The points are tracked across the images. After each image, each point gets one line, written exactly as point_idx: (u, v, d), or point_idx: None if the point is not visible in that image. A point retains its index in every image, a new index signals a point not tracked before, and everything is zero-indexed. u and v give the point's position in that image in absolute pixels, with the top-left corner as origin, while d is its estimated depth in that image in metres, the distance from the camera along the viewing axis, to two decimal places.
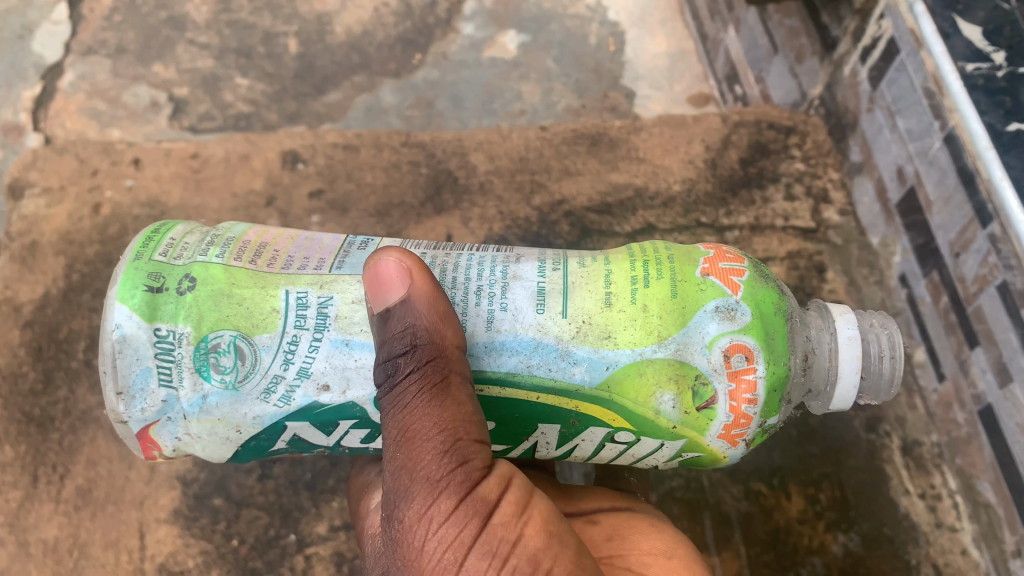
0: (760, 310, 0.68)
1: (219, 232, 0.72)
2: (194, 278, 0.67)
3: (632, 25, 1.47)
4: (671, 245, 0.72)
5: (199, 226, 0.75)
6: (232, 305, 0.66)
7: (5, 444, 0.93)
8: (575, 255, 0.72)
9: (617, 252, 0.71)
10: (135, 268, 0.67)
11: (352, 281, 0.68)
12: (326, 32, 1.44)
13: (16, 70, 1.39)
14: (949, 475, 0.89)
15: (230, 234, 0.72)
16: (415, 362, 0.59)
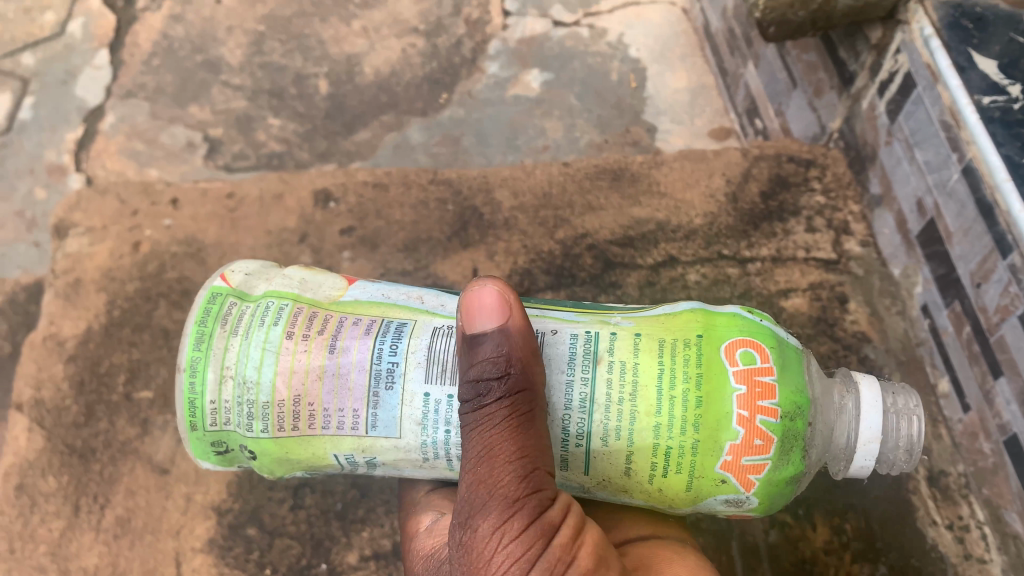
0: (771, 492, 0.68)
1: (247, 382, 0.71)
2: (254, 448, 0.73)
3: (653, 61, 1.51)
4: (703, 403, 0.65)
5: (224, 352, 0.72)
6: (296, 462, 0.73)
7: (49, 475, 0.97)
8: (603, 399, 0.66)
9: (645, 422, 0.66)
10: (198, 439, 0.74)
11: (386, 442, 0.70)
12: (355, 74, 1.49)
13: (60, 114, 1.46)
14: (976, 506, 0.88)
15: (260, 390, 0.70)
16: (505, 387, 0.61)
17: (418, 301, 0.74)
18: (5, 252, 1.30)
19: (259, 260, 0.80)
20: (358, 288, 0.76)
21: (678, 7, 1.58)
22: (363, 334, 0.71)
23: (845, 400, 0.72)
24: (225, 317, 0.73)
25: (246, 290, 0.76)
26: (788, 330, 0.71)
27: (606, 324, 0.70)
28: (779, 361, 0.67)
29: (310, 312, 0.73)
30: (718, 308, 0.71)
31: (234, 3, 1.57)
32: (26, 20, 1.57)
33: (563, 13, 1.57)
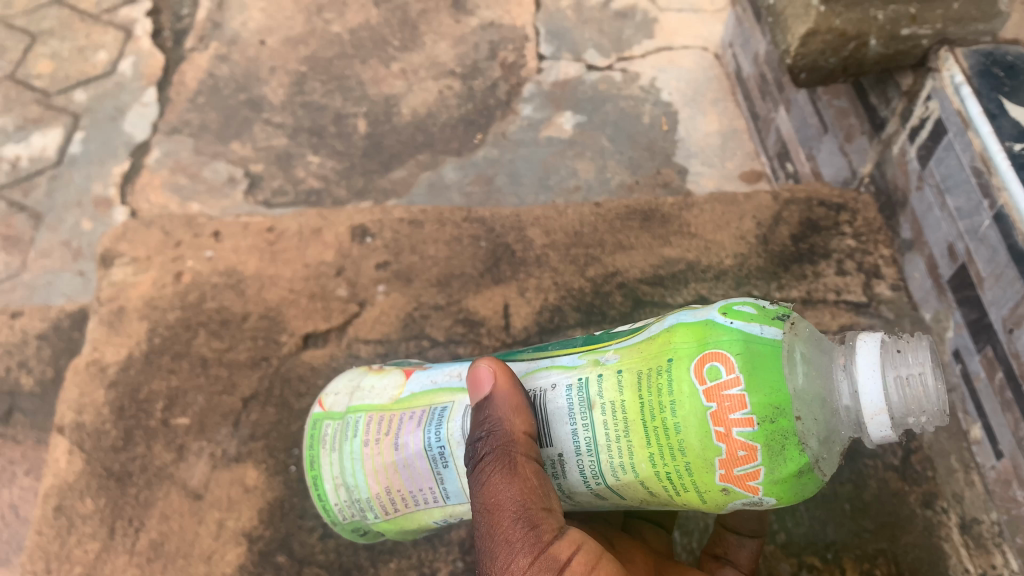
0: (789, 488, 0.65)
1: (351, 483, 0.84)
2: (380, 525, 0.86)
3: (685, 105, 1.53)
4: (679, 427, 0.65)
5: (330, 461, 0.86)
6: (411, 528, 0.86)
7: (86, 497, 0.99)
8: (600, 436, 0.69)
9: (639, 452, 0.67)
10: (341, 530, 0.89)
11: (466, 508, 0.80)
12: (393, 114, 1.53)
13: (109, 148, 1.52)
14: (1009, 555, 0.86)
15: (361, 487, 0.83)
16: (492, 444, 0.69)
17: (460, 378, 0.82)
18: (49, 279, 1.38)
19: (347, 377, 0.92)
20: (416, 381, 0.85)
21: (710, 53, 1.60)
22: (417, 425, 0.80)
23: (845, 372, 0.65)
24: (325, 440, 0.87)
25: (337, 412, 0.88)
26: (764, 320, 0.66)
27: (598, 366, 0.72)
28: (748, 365, 0.63)
29: (380, 415, 0.84)
30: (694, 316, 0.69)
31: (278, 44, 1.63)
32: (80, 59, 1.64)
33: (597, 58, 1.60)
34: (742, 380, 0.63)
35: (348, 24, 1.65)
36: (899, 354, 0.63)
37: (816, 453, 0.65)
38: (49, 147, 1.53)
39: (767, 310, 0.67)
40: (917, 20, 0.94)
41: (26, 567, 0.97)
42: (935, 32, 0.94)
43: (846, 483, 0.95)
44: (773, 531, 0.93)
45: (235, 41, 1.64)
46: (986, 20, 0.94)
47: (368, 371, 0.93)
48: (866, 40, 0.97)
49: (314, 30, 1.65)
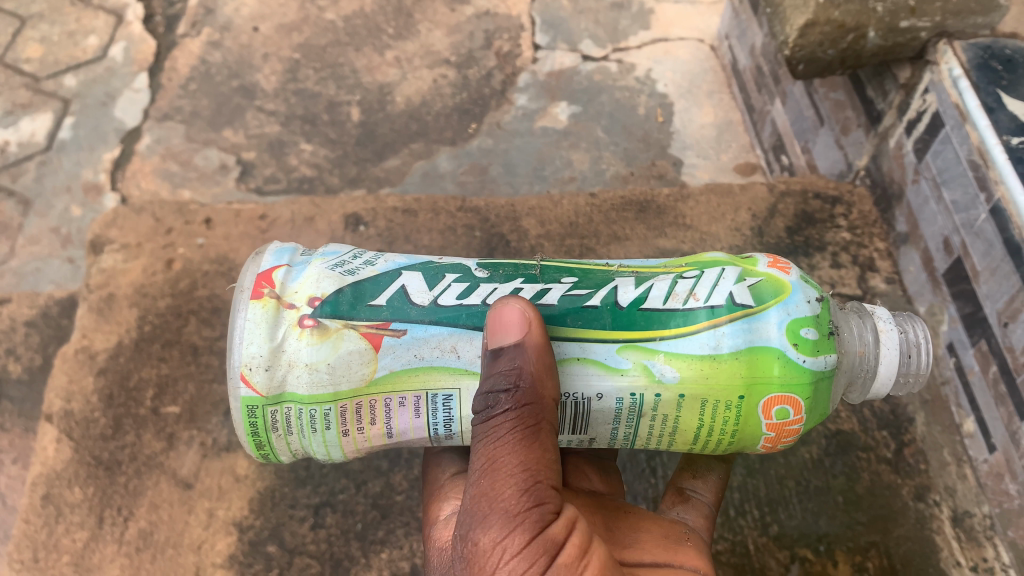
0: None
1: (319, 454, 0.71)
2: None
3: (680, 96, 1.52)
4: (730, 440, 0.68)
5: (282, 442, 0.70)
6: None
7: (75, 486, 0.98)
8: (645, 434, 0.68)
9: (683, 444, 0.69)
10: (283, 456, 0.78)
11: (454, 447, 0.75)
12: (387, 102, 1.52)
13: (99, 134, 1.50)
14: (1001, 548, 0.87)
15: (332, 456, 0.72)
16: (513, 400, 0.61)
17: (456, 356, 0.67)
18: (38, 266, 1.35)
19: (261, 332, 0.66)
20: (388, 354, 0.67)
21: (706, 44, 1.60)
22: (417, 416, 0.68)
23: (865, 325, 0.70)
24: (275, 425, 0.68)
25: (279, 393, 0.67)
26: (828, 350, 0.66)
27: (650, 378, 0.65)
28: (810, 403, 0.67)
29: (353, 403, 0.68)
30: (764, 341, 0.65)
31: (271, 31, 1.62)
32: (70, 43, 1.62)
33: (592, 48, 1.59)
34: (804, 418, 0.67)
35: (342, 11, 1.64)
36: (911, 357, 0.70)
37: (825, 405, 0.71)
38: (38, 131, 1.51)
39: (823, 325, 0.67)
40: (915, 12, 0.94)
41: (13, 557, 0.95)
42: (933, 25, 0.94)
43: (839, 476, 0.95)
44: (766, 523, 0.93)
45: (229, 27, 1.63)
46: (985, 13, 0.93)
47: (281, 303, 0.68)
48: (865, 32, 0.96)
49: (308, 17, 1.64)
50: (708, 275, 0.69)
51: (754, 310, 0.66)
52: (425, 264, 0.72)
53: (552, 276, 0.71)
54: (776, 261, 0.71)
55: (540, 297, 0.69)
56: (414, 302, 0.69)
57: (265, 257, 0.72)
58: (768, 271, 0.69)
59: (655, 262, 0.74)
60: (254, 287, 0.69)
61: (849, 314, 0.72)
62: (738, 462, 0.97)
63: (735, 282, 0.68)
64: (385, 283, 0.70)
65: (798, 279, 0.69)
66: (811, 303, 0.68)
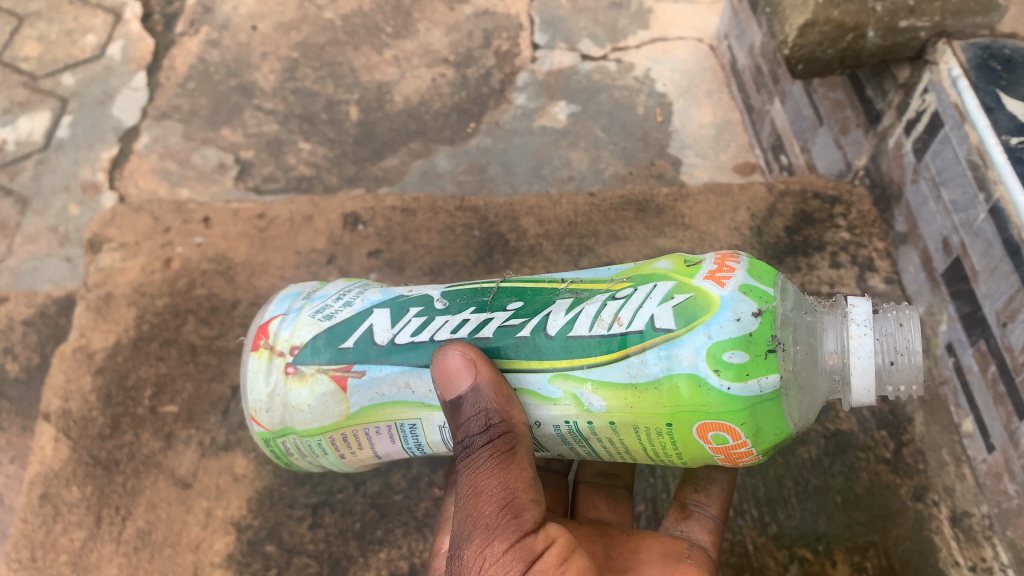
0: None
1: (336, 466, 0.80)
2: None
3: (679, 96, 1.52)
4: (684, 457, 0.68)
5: (301, 461, 0.79)
6: None
7: (73, 485, 0.98)
8: (601, 450, 0.69)
9: (642, 459, 0.69)
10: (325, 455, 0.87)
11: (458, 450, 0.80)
12: (386, 101, 1.52)
13: (97, 133, 1.50)
14: (1000, 548, 0.86)
15: (347, 466, 0.80)
16: (486, 436, 0.66)
17: (411, 391, 0.70)
18: (36, 265, 1.35)
19: (259, 380, 0.73)
20: (355, 393, 0.71)
21: (705, 44, 1.60)
22: (394, 441, 0.74)
23: (836, 328, 0.67)
24: (289, 451, 0.77)
25: (280, 429, 0.74)
26: (761, 372, 0.61)
27: (580, 407, 0.66)
28: (751, 428, 0.63)
29: (339, 434, 0.74)
30: (682, 368, 0.62)
31: (270, 29, 1.62)
32: (68, 42, 1.62)
33: (591, 47, 1.59)
34: (750, 441, 0.64)
35: (341, 10, 1.64)
36: (893, 364, 0.65)
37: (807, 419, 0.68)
38: (35, 130, 1.51)
39: (757, 344, 0.62)
40: (915, 12, 0.94)
41: (11, 556, 0.95)
42: (933, 25, 0.94)
43: (838, 476, 0.95)
44: (765, 523, 0.93)
45: (227, 26, 1.62)
46: (984, 13, 0.94)
47: (273, 351, 0.74)
48: (864, 31, 0.96)
49: (306, 16, 1.63)
50: (638, 295, 0.67)
51: (673, 335, 0.63)
52: (395, 299, 0.75)
53: (501, 302, 0.71)
54: (719, 269, 0.66)
55: (480, 329, 0.70)
56: (377, 342, 0.72)
57: (269, 306, 0.78)
58: (700, 286, 0.65)
59: (606, 274, 0.72)
60: (254, 339, 0.75)
61: (826, 316, 0.68)
62: None
63: (659, 303, 0.65)
64: (355, 323, 0.73)
65: (734, 292, 0.64)
66: (743, 321, 0.62)
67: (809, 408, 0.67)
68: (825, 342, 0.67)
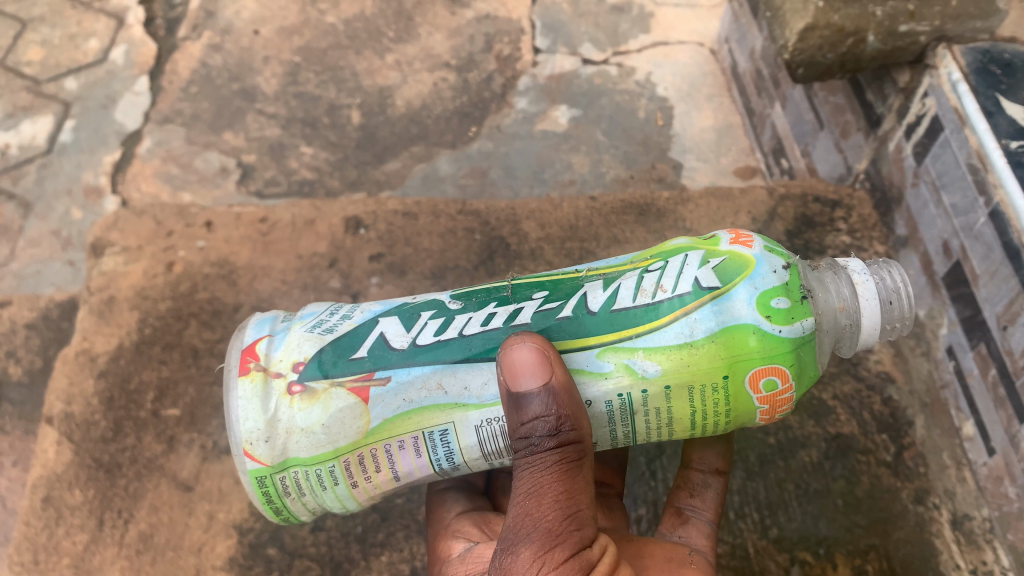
0: None
1: (336, 508, 0.74)
2: None
3: (680, 100, 1.53)
4: (727, 419, 0.68)
5: (299, 505, 0.72)
6: None
7: (75, 488, 0.98)
8: (644, 427, 0.68)
9: (682, 431, 0.68)
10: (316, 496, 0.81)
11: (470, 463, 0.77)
12: (387, 106, 1.52)
13: (99, 137, 1.50)
14: (1001, 552, 0.86)
15: (349, 507, 0.74)
16: (556, 442, 0.63)
17: (444, 392, 0.67)
18: (39, 269, 1.35)
19: (255, 407, 0.68)
20: (379, 402, 0.68)
21: (705, 48, 1.60)
22: (419, 455, 0.70)
23: (840, 281, 0.70)
24: (286, 489, 0.71)
25: (282, 460, 0.69)
26: (803, 315, 0.66)
27: (634, 376, 0.65)
28: (796, 369, 0.66)
29: (356, 455, 0.69)
30: (736, 319, 0.65)
31: (272, 34, 1.62)
32: (71, 46, 1.62)
33: (592, 51, 1.60)
34: (794, 384, 0.67)
35: (343, 15, 1.65)
36: (892, 303, 0.69)
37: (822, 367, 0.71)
38: (38, 134, 1.52)
39: (794, 291, 0.67)
40: (915, 16, 0.94)
41: (14, 559, 0.96)
42: (933, 29, 0.94)
43: (839, 479, 0.95)
44: (765, 526, 0.94)
45: (229, 30, 1.63)
46: (984, 17, 0.94)
47: (269, 373, 0.69)
48: (864, 36, 0.96)
49: (308, 21, 1.64)
50: (673, 264, 0.69)
51: (721, 291, 0.66)
52: (400, 306, 0.73)
53: (524, 294, 0.71)
54: (738, 236, 0.70)
55: (513, 318, 0.69)
56: (395, 347, 0.69)
57: (246, 332, 0.73)
58: (731, 249, 0.69)
59: (621, 259, 0.73)
60: (240, 364, 0.70)
61: (823, 271, 0.72)
62: (738, 466, 0.97)
63: (698, 267, 0.68)
64: (363, 334, 0.71)
65: (762, 251, 0.68)
66: (778, 273, 0.67)
67: (820, 357, 0.70)
68: (831, 294, 0.70)
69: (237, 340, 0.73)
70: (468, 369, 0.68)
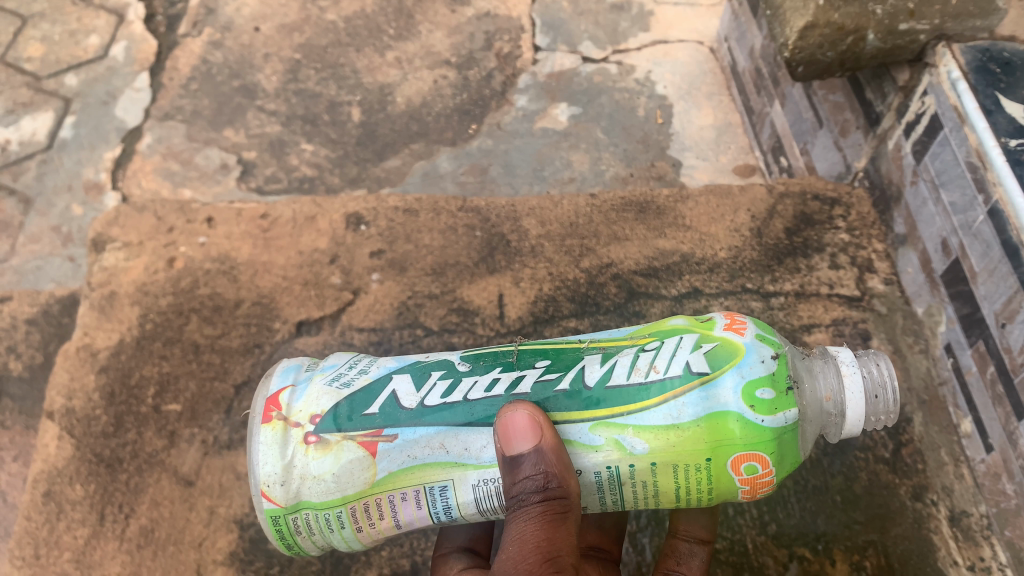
0: None
1: (340, 547, 0.74)
2: None
3: (679, 98, 1.53)
4: (706, 499, 0.69)
5: (307, 543, 0.73)
6: None
7: (76, 483, 0.99)
8: (630, 497, 0.69)
9: (666, 503, 0.69)
10: None
11: None
12: (387, 103, 1.53)
13: (100, 134, 1.51)
14: (998, 548, 0.87)
15: (351, 546, 0.74)
16: (542, 497, 0.65)
17: (445, 452, 0.68)
18: (39, 265, 1.37)
19: (273, 452, 0.68)
20: (385, 457, 0.69)
21: (705, 47, 1.60)
22: (419, 507, 0.70)
23: (829, 371, 0.70)
24: (298, 529, 0.71)
25: (295, 502, 0.69)
26: (787, 406, 0.66)
27: (622, 451, 0.66)
28: (777, 456, 0.67)
29: (361, 503, 0.70)
30: (721, 406, 0.65)
31: (272, 31, 1.62)
32: (71, 42, 1.63)
33: (592, 50, 1.60)
34: (775, 470, 0.67)
35: (343, 12, 1.65)
36: (878, 397, 0.69)
37: (808, 449, 0.71)
38: (38, 130, 1.52)
39: (780, 381, 0.67)
40: (915, 15, 0.95)
41: (14, 554, 0.96)
42: (932, 27, 0.95)
43: (837, 475, 0.95)
44: (764, 522, 0.94)
45: (230, 27, 1.63)
46: (984, 16, 0.94)
47: (288, 423, 0.70)
48: (864, 34, 0.97)
49: (309, 18, 1.64)
50: (667, 345, 0.69)
51: (710, 377, 0.66)
52: (412, 365, 0.74)
53: (527, 361, 0.72)
54: (733, 321, 0.71)
55: (514, 386, 0.70)
56: (404, 405, 0.70)
57: (272, 378, 0.74)
58: (723, 335, 0.69)
59: (621, 333, 0.74)
60: (263, 410, 0.71)
61: (817, 360, 0.72)
62: None
63: (691, 351, 0.68)
64: (376, 390, 0.71)
65: (753, 339, 0.69)
66: (766, 362, 0.67)
67: (807, 445, 0.71)
68: (818, 383, 0.71)
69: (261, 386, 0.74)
70: (470, 433, 0.68)
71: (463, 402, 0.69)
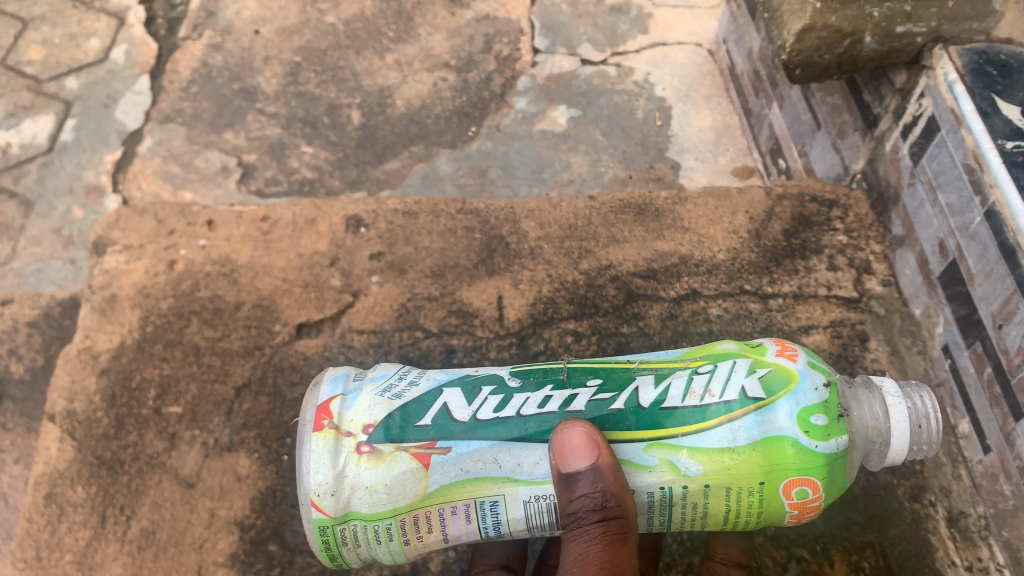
0: None
1: (383, 560, 0.74)
2: None
3: (679, 100, 1.54)
4: (756, 522, 0.70)
5: (349, 554, 0.72)
6: None
7: (77, 485, 0.99)
8: (678, 518, 0.69)
9: (714, 525, 0.70)
10: None
11: None
12: (387, 105, 1.53)
13: (100, 137, 1.51)
14: (995, 548, 0.87)
15: (394, 560, 0.74)
16: (601, 516, 0.65)
17: (499, 467, 0.68)
18: (39, 267, 1.37)
19: (325, 461, 0.69)
20: (438, 469, 0.69)
21: (704, 49, 1.61)
22: (468, 522, 0.70)
23: (874, 400, 0.71)
24: (345, 540, 0.71)
25: (344, 513, 0.69)
26: (839, 433, 0.67)
27: (676, 472, 0.67)
28: (828, 482, 0.67)
29: (411, 516, 0.69)
30: (777, 431, 0.66)
31: (272, 34, 1.63)
32: (71, 45, 1.63)
33: (591, 52, 1.60)
34: (824, 495, 0.68)
35: (343, 15, 1.65)
36: (921, 427, 0.70)
37: (852, 474, 0.72)
38: (39, 133, 1.53)
39: (834, 409, 0.68)
40: (912, 17, 0.95)
41: (16, 556, 0.96)
42: (929, 30, 0.95)
43: None
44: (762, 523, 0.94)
45: (230, 30, 1.64)
46: (980, 18, 0.94)
47: (340, 431, 0.70)
48: (862, 36, 0.97)
49: (308, 21, 1.65)
50: (722, 368, 0.70)
51: (766, 401, 0.67)
52: (463, 380, 0.74)
53: (579, 379, 0.72)
54: (784, 349, 0.72)
55: (568, 403, 0.70)
56: (457, 418, 0.70)
57: (321, 388, 0.74)
58: (777, 361, 0.70)
59: (671, 355, 0.75)
60: (315, 419, 0.71)
61: (860, 388, 0.72)
62: None
63: (746, 375, 0.69)
64: (428, 402, 0.72)
65: (806, 366, 0.69)
66: (819, 390, 0.68)
67: (851, 471, 0.71)
68: (864, 411, 0.71)
69: (311, 393, 0.75)
70: (523, 449, 0.68)
71: (517, 417, 0.70)
